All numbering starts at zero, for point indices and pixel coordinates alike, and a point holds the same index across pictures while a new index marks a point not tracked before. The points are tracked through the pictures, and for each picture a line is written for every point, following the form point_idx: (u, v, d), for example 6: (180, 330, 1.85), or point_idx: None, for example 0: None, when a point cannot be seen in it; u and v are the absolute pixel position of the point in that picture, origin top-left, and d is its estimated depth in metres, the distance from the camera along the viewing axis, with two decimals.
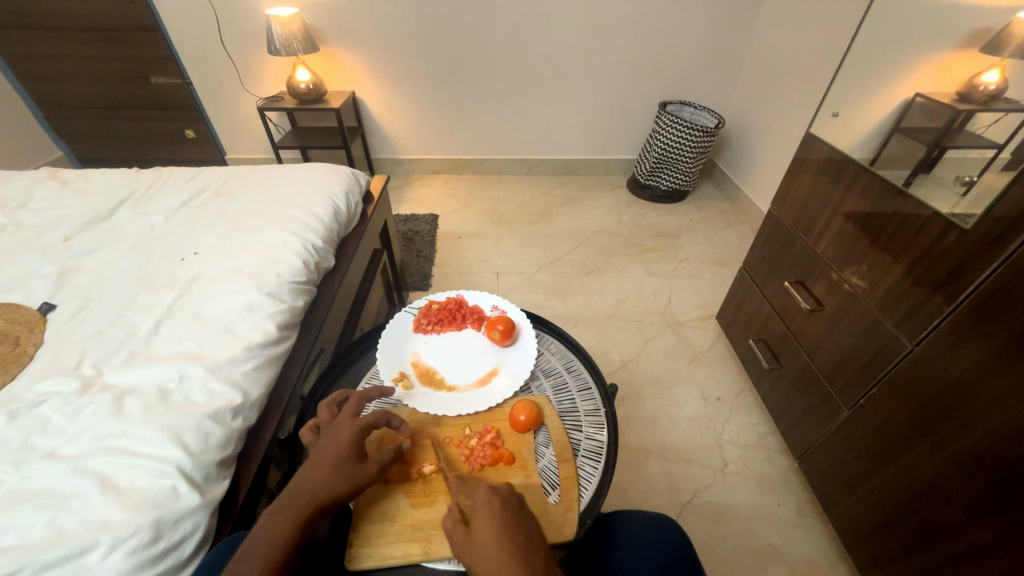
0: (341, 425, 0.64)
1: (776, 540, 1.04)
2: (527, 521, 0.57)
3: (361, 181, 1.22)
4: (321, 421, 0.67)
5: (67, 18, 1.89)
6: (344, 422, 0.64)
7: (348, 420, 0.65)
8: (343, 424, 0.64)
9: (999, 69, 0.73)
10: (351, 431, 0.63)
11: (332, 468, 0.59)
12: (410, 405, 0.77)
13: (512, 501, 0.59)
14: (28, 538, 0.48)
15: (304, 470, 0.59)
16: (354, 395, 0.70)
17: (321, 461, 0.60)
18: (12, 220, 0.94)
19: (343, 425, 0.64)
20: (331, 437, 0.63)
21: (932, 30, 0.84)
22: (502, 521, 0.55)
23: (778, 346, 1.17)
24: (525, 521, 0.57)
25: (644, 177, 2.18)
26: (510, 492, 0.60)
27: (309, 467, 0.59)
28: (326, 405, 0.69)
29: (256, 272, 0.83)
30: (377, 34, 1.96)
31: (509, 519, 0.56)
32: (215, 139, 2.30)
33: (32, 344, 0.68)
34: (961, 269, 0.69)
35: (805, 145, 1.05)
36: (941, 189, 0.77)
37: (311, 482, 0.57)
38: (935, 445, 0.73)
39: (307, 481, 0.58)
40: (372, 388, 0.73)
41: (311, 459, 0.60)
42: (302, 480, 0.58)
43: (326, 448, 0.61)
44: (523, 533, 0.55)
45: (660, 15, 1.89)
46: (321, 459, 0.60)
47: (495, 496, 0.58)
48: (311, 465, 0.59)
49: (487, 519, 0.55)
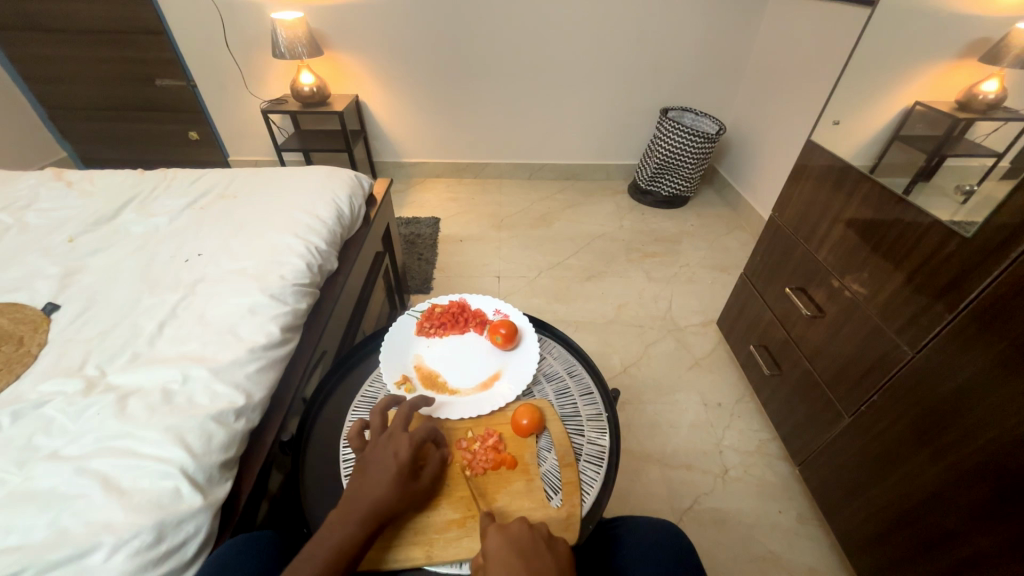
0: (399, 438, 0.63)
1: (776, 548, 1.04)
2: (541, 561, 0.54)
3: (364, 184, 1.22)
4: (372, 427, 0.67)
5: (74, 20, 1.91)
6: (402, 435, 0.64)
7: (404, 435, 0.64)
8: (400, 439, 0.64)
9: (998, 78, 0.74)
10: (409, 448, 0.62)
11: (392, 483, 0.59)
12: (422, 411, 0.77)
13: (528, 542, 0.56)
14: (30, 539, 0.48)
15: (365, 482, 0.59)
16: (405, 406, 0.69)
17: (381, 475, 0.59)
18: (16, 219, 0.95)
19: (400, 439, 0.63)
20: (389, 450, 0.62)
21: (931, 39, 0.85)
22: (514, 569, 0.53)
23: (779, 352, 1.18)
24: (543, 562, 0.54)
25: (645, 183, 2.19)
26: (523, 530, 0.57)
27: (368, 481, 0.59)
28: (379, 412, 0.68)
29: (260, 274, 0.83)
30: (381, 39, 1.97)
31: (522, 563, 0.53)
32: (218, 141, 2.31)
33: (36, 344, 0.68)
34: (962, 278, 0.70)
35: (806, 152, 1.06)
36: (942, 198, 0.78)
37: (371, 495, 0.58)
38: (935, 453, 0.73)
39: (366, 495, 0.58)
40: (419, 399, 0.73)
41: (371, 470, 0.60)
42: (363, 492, 0.58)
43: (385, 461, 0.61)
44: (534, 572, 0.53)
45: (663, 22, 1.91)
46: (380, 474, 0.59)
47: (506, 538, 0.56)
48: (370, 476, 0.60)
49: (498, 565, 0.54)
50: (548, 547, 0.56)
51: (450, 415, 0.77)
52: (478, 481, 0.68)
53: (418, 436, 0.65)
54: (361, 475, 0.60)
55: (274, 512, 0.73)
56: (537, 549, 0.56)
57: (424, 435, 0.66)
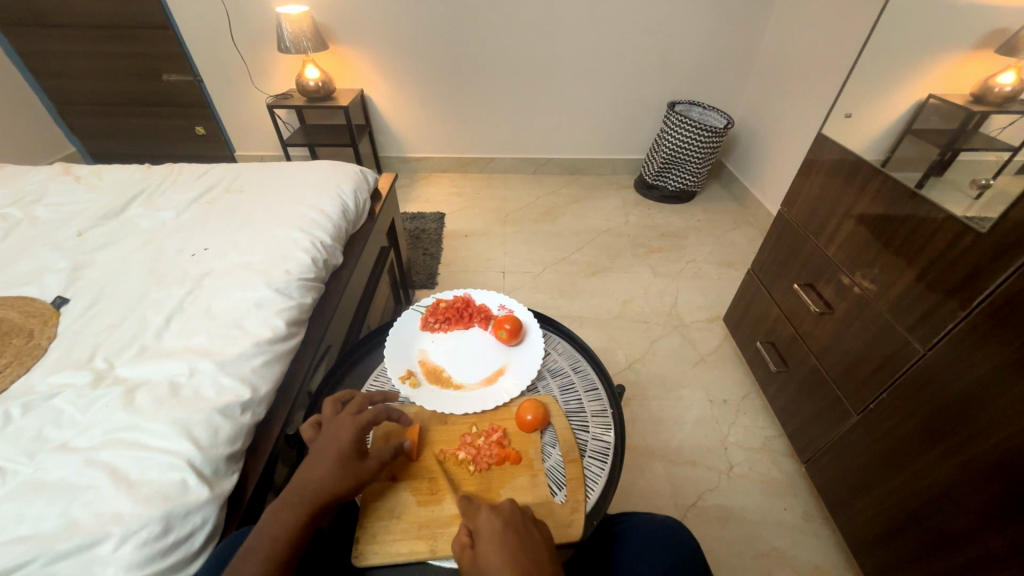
0: (343, 424, 0.65)
1: (781, 544, 1.03)
2: (532, 538, 0.56)
3: (370, 178, 1.22)
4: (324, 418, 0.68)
5: (82, 15, 1.91)
6: (349, 420, 0.65)
7: (349, 419, 0.65)
8: (345, 423, 0.65)
9: (1015, 70, 0.71)
10: (353, 430, 0.64)
11: (333, 465, 0.60)
12: (417, 402, 0.78)
13: (518, 523, 0.57)
14: (41, 528, 0.49)
15: (309, 468, 0.60)
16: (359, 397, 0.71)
17: (323, 459, 0.61)
18: (26, 213, 0.96)
19: (344, 424, 0.65)
20: (332, 435, 0.63)
21: (949, 29, 0.83)
22: (509, 544, 0.54)
23: (786, 349, 1.16)
24: (531, 539, 0.56)
25: (652, 178, 2.17)
26: (512, 508, 0.59)
27: (312, 466, 0.60)
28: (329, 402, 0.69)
29: (265, 269, 0.83)
30: (386, 32, 1.96)
31: (513, 539, 0.55)
32: (224, 136, 2.32)
33: (46, 337, 0.69)
34: (976, 275, 0.68)
35: (817, 146, 1.04)
36: (955, 192, 0.77)
37: (313, 479, 0.59)
38: (946, 452, 0.72)
39: (309, 479, 0.59)
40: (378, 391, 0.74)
41: (314, 456, 0.61)
42: (307, 477, 0.59)
43: (328, 446, 0.62)
44: (526, 546, 0.54)
45: (671, 15, 1.88)
46: (323, 458, 0.61)
47: (499, 520, 0.57)
48: (314, 463, 0.60)
49: (490, 542, 0.54)
50: (533, 527, 0.58)
51: (454, 409, 0.77)
52: (482, 476, 0.68)
53: (363, 418, 0.66)
54: (308, 463, 0.61)
55: None
56: (524, 525, 0.57)
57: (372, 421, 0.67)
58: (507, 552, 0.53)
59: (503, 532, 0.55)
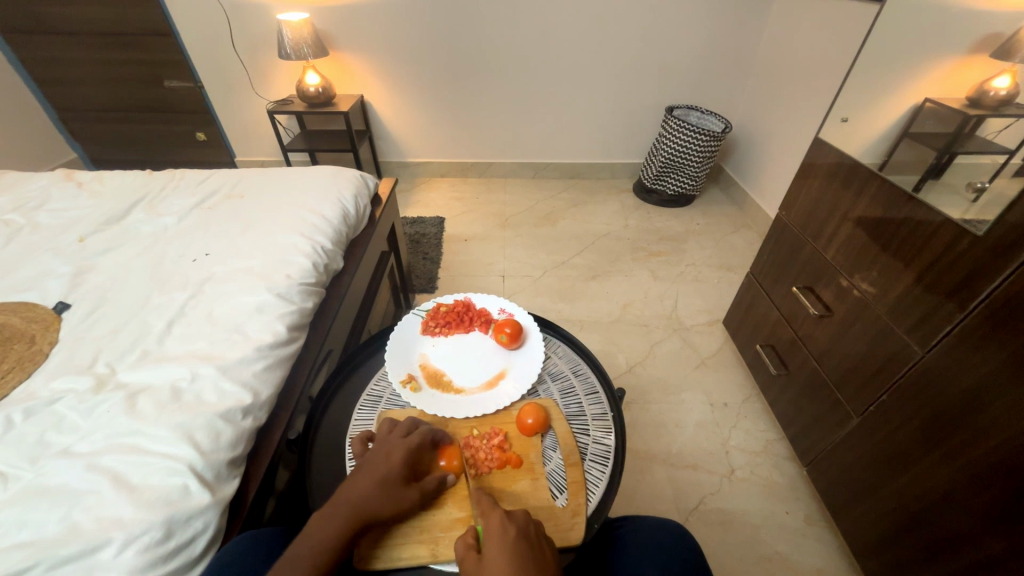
0: (395, 443, 0.65)
1: (784, 549, 1.03)
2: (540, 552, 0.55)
3: (370, 184, 1.23)
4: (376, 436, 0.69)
5: (84, 22, 1.93)
6: (399, 441, 0.66)
7: (400, 441, 0.66)
8: (396, 444, 0.65)
9: (1010, 74, 0.71)
10: (404, 453, 0.64)
11: (380, 484, 0.60)
12: (416, 406, 0.78)
13: (531, 534, 0.57)
14: (42, 534, 0.49)
15: (356, 483, 0.60)
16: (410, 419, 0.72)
17: (371, 476, 0.61)
18: (28, 220, 0.96)
19: (396, 444, 0.65)
20: (383, 453, 0.64)
21: (943, 35, 0.84)
22: (517, 554, 0.53)
23: (786, 352, 1.17)
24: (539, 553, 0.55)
25: (650, 182, 2.18)
26: (525, 518, 0.58)
27: (358, 481, 0.61)
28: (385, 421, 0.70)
29: (266, 273, 0.84)
30: (386, 39, 1.98)
31: (524, 551, 0.54)
32: (225, 141, 2.32)
33: (47, 343, 0.69)
34: (973, 277, 0.69)
35: (814, 150, 1.04)
36: (952, 196, 0.77)
37: (358, 496, 0.59)
38: (947, 455, 0.72)
39: (354, 495, 0.59)
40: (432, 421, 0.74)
41: (362, 472, 0.62)
42: (352, 493, 0.59)
43: (376, 463, 0.62)
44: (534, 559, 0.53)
45: (669, 21, 1.90)
46: (370, 475, 0.61)
47: (510, 526, 0.56)
48: (361, 478, 0.61)
49: (498, 545, 0.54)
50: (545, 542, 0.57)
51: (452, 412, 0.77)
52: (484, 480, 0.68)
53: (413, 441, 0.66)
54: (354, 478, 0.61)
55: (281, 509, 0.73)
56: (536, 536, 0.57)
57: (420, 442, 0.67)
58: (513, 561, 0.53)
59: (514, 542, 0.55)
